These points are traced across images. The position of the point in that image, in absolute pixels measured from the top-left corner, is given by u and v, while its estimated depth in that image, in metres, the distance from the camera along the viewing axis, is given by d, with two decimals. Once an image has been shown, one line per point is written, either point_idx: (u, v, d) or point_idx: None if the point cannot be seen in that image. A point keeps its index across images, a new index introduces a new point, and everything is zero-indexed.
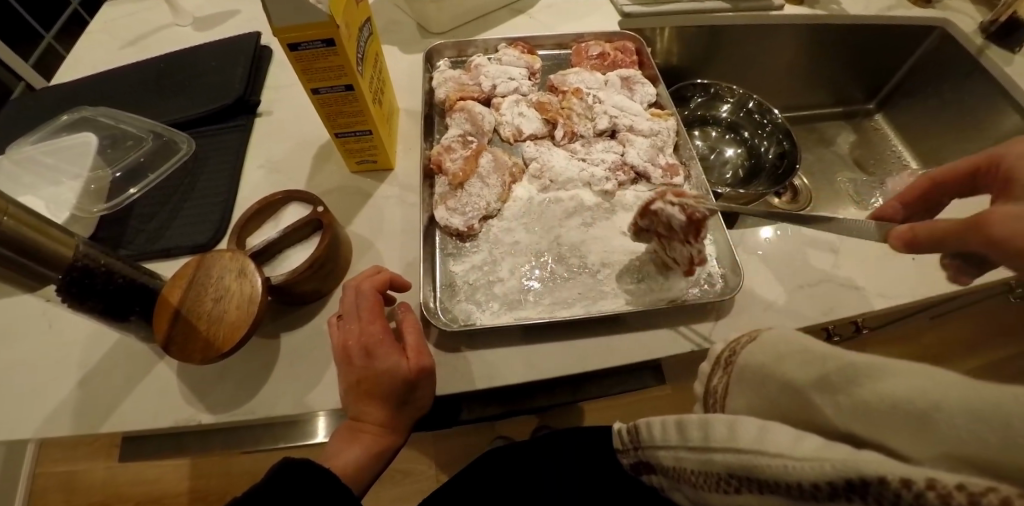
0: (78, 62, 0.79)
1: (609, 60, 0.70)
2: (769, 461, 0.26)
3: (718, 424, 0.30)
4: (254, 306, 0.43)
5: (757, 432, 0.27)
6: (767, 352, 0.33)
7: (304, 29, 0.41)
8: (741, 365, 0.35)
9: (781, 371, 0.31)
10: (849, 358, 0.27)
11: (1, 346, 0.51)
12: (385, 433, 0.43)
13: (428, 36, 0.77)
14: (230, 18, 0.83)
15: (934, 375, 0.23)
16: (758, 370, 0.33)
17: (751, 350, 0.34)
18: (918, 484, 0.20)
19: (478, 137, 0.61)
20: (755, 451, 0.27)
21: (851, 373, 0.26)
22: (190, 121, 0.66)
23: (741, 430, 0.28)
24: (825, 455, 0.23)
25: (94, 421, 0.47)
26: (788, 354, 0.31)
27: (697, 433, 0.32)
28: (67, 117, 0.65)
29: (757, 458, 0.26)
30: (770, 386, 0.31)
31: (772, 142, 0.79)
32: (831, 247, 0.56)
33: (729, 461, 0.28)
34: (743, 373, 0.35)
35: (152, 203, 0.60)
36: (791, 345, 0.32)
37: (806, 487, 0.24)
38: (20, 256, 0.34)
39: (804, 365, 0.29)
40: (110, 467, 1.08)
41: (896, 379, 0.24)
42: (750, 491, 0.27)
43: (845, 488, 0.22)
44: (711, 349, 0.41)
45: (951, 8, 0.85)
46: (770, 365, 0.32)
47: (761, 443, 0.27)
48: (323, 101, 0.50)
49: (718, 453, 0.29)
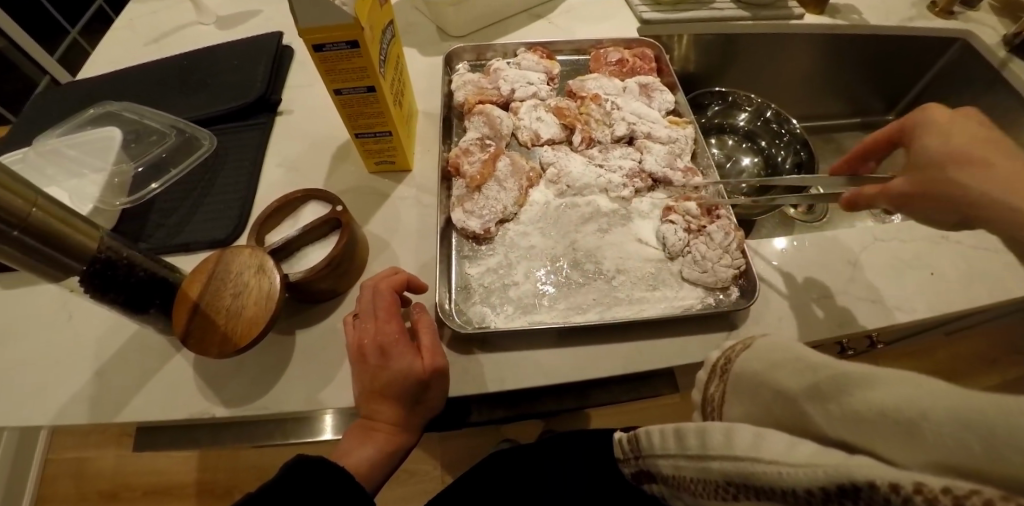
0: (105, 58, 0.81)
1: (627, 67, 0.70)
2: (764, 468, 0.26)
3: (714, 431, 0.30)
4: (271, 303, 0.44)
5: (753, 439, 0.27)
6: (758, 361, 0.33)
7: (330, 30, 0.42)
8: (736, 374, 0.35)
9: (774, 380, 0.31)
10: (842, 368, 0.26)
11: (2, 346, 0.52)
12: (398, 433, 0.43)
13: (447, 39, 0.77)
14: (252, 17, 0.84)
15: (921, 384, 0.23)
16: (753, 378, 0.33)
17: (745, 358, 0.35)
18: (906, 489, 0.20)
19: (496, 141, 0.62)
20: (750, 458, 0.27)
21: (843, 382, 0.26)
22: (212, 118, 0.67)
23: (737, 437, 0.28)
24: (819, 461, 0.23)
25: (108, 412, 0.48)
26: (781, 363, 0.31)
27: (694, 440, 0.31)
28: (92, 112, 0.67)
29: (753, 465, 0.26)
30: (767, 393, 0.31)
31: (789, 151, 0.79)
32: (849, 259, 0.56)
33: (726, 470, 0.28)
34: (737, 381, 0.35)
35: (173, 199, 0.61)
36: (786, 353, 0.32)
37: (801, 493, 0.24)
38: (47, 247, 0.35)
39: (796, 373, 0.29)
40: (121, 455, 1.10)
41: (889, 387, 0.23)
42: (748, 497, 0.27)
43: (837, 493, 0.22)
44: (708, 357, 0.41)
45: (973, 20, 0.83)
46: (764, 373, 0.32)
47: (755, 450, 0.27)
48: (345, 101, 0.50)
49: (716, 461, 0.29)
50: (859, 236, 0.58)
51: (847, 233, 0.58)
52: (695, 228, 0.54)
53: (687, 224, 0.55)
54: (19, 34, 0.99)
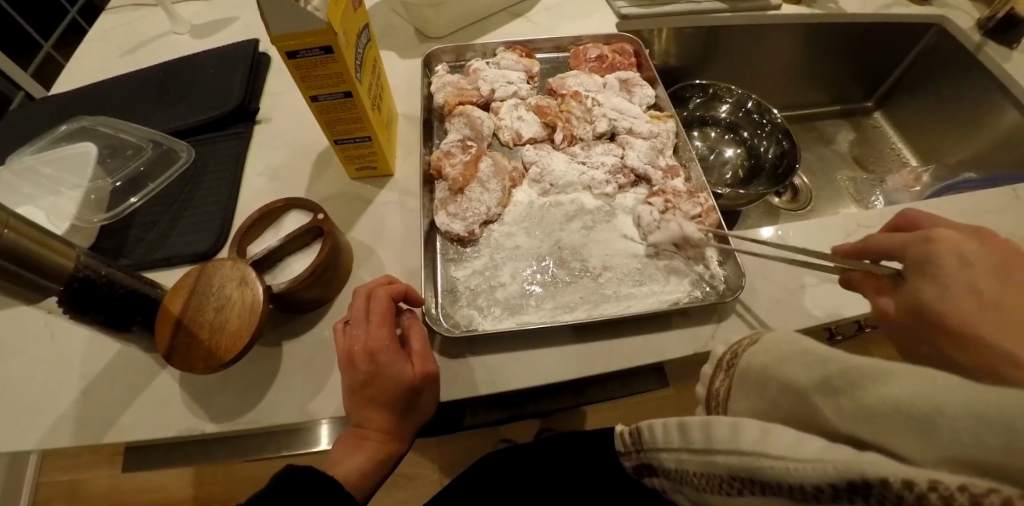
0: (78, 70, 0.79)
1: (607, 63, 0.70)
2: (769, 463, 0.26)
3: (720, 425, 0.30)
4: (255, 315, 0.43)
5: (759, 433, 0.27)
6: (767, 354, 0.33)
7: (303, 36, 0.42)
8: (744, 367, 0.35)
9: (782, 374, 0.31)
10: (853, 361, 0.26)
11: None
12: (389, 441, 0.43)
13: (427, 41, 0.77)
14: (228, 25, 0.83)
15: (935, 377, 0.22)
16: (761, 371, 0.33)
17: (754, 351, 0.35)
18: (920, 486, 0.20)
19: (478, 142, 0.61)
20: (756, 452, 0.27)
21: (853, 376, 0.26)
22: (190, 129, 0.66)
23: (744, 432, 0.28)
24: (827, 457, 0.23)
25: (97, 432, 0.47)
26: (790, 357, 0.31)
27: (699, 435, 0.32)
28: (65, 128, 0.65)
29: (757, 460, 0.27)
30: (774, 387, 0.31)
31: (772, 141, 0.79)
32: (832, 246, 0.56)
33: (731, 463, 0.28)
34: (745, 374, 0.35)
35: (153, 213, 0.60)
36: (795, 347, 0.32)
37: (809, 490, 0.24)
38: (21, 268, 0.34)
39: (809, 368, 0.29)
40: (114, 475, 1.08)
41: (899, 381, 0.23)
42: (753, 493, 0.27)
43: (847, 489, 0.22)
44: (714, 351, 0.42)
45: (947, 5, 0.84)
46: (772, 367, 0.32)
47: (761, 445, 0.27)
48: (322, 108, 0.50)
49: (722, 455, 0.29)
50: (842, 223, 0.58)
51: (828, 223, 0.58)
52: (672, 207, 0.56)
53: (665, 205, 0.56)
54: (8, 66, 0.98)
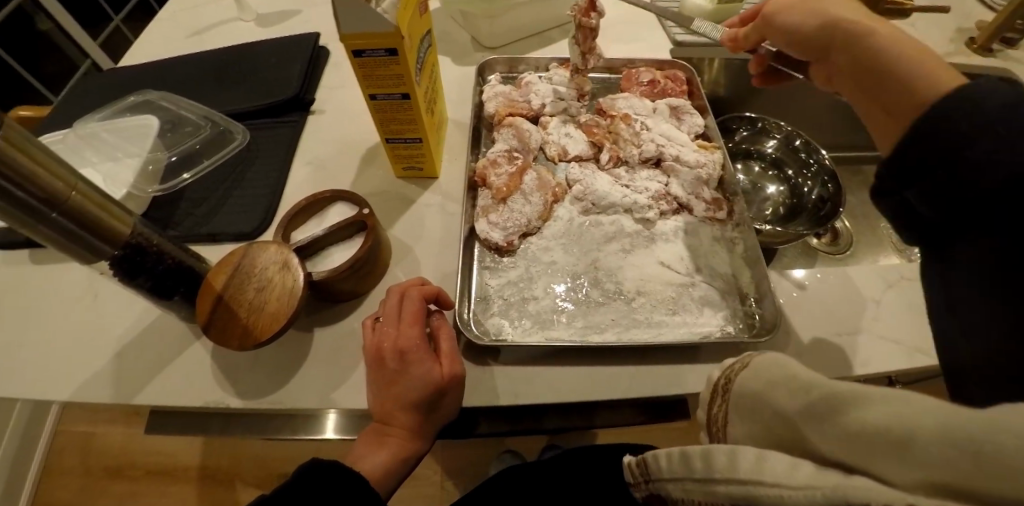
0: (149, 46, 0.84)
1: (659, 88, 0.70)
2: (765, 492, 0.24)
3: (719, 452, 0.28)
4: (294, 299, 0.44)
5: (754, 460, 0.26)
6: (758, 380, 0.32)
7: (368, 37, 0.43)
8: (739, 392, 0.34)
9: (773, 400, 0.30)
10: (835, 387, 0.25)
11: (42, 310, 0.54)
12: (411, 439, 0.43)
13: (480, 50, 0.78)
14: (292, 17, 0.86)
15: (911, 399, 0.21)
16: (754, 398, 0.32)
17: (747, 376, 0.34)
18: None
19: (524, 154, 0.62)
20: (752, 480, 0.25)
21: (837, 401, 0.24)
22: (248, 112, 0.69)
23: (741, 458, 0.26)
24: (817, 483, 0.22)
25: (128, 394, 0.49)
26: (778, 382, 0.30)
27: (699, 464, 0.30)
28: (131, 99, 0.69)
29: (753, 488, 0.25)
30: (768, 414, 0.30)
31: (816, 182, 0.77)
32: (873, 297, 0.55)
33: (732, 492, 0.26)
34: (738, 402, 0.34)
35: (204, 188, 0.62)
36: (783, 371, 0.31)
37: None
38: (81, 228, 0.36)
39: (792, 393, 0.29)
40: (129, 433, 1.12)
41: (877, 406, 0.22)
42: None
43: None
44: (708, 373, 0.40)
45: (1012, 58, 0.81)
46: (764, 393, 0.31)
47: (756, 472, 0.25)
48: (380, 107, 0.51)
49: (721, 485, 0.27)
50: (882, 273, 0.57)
51: (869, 271, 0.57)
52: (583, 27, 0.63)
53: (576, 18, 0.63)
54: (69, 24, 1.01)
